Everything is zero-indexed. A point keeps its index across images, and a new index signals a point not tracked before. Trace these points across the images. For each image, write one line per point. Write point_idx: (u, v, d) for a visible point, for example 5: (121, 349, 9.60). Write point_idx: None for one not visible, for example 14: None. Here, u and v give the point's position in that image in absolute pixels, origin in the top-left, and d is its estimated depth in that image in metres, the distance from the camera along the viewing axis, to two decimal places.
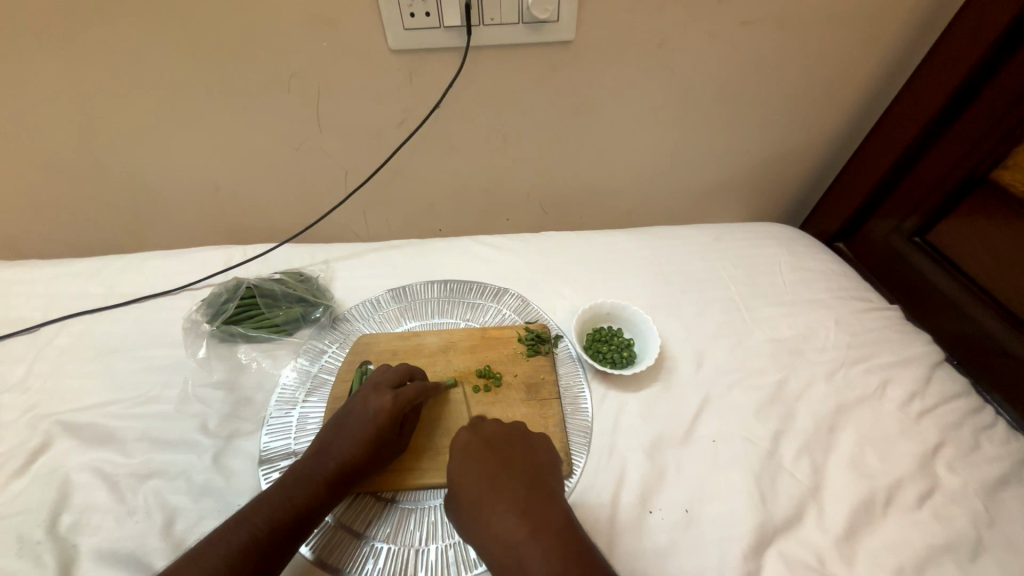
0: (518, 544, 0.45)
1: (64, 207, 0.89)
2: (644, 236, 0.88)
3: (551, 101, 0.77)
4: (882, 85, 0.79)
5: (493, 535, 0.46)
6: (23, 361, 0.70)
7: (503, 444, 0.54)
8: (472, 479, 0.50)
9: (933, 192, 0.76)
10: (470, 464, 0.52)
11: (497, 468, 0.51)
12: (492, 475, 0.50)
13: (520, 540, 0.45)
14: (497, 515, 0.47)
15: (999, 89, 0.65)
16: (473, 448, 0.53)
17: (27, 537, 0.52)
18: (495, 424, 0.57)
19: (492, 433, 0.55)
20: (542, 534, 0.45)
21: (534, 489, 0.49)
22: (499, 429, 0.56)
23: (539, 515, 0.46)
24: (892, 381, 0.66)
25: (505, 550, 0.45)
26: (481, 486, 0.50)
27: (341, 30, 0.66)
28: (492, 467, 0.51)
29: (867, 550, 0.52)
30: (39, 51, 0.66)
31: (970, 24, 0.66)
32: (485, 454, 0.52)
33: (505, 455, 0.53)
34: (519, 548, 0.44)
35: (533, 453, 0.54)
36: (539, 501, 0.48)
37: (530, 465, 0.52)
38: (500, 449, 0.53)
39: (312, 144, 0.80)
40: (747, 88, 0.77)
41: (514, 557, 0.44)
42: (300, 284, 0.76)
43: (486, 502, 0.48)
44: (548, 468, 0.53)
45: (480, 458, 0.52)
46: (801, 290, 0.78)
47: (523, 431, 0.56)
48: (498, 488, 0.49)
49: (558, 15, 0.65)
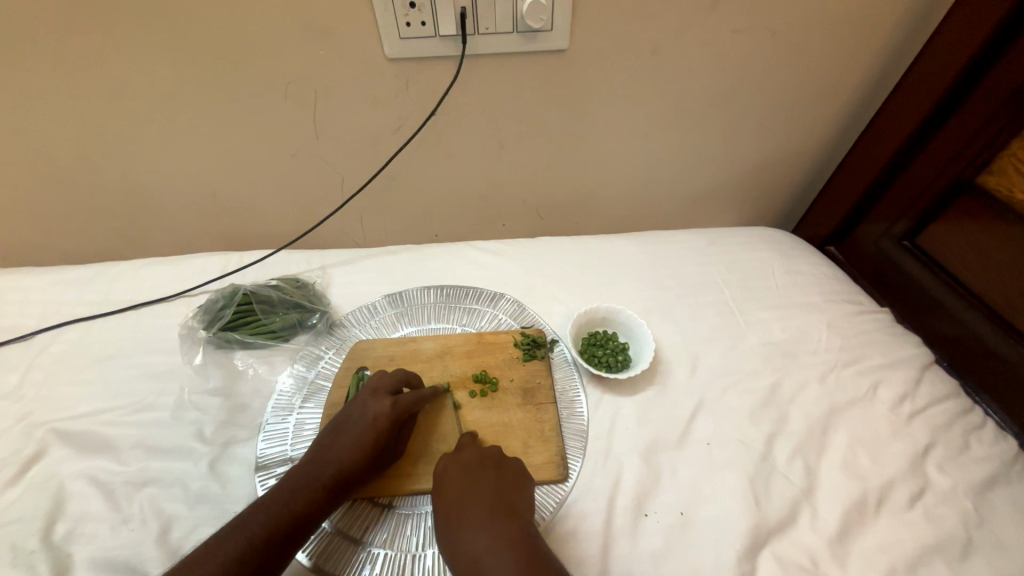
0: (488, 567, 0.44)
1: (60, 214, 0.89)
2: (638, 241, 0.89)
3: (545, 108, 0.78)
4: (870, 92, 0.80)
5: (466, 559, 0.46)
6: (17, 368, 0.70)
7: (482, 468, 0.54)
8: (449, 504, 0.51)
9: (922, 197, 0.77)
10: (447, 488, 0.52)
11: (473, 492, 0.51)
12: (467, 500, 0.50)
13: (490, 564, 0.44)
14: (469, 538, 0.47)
15: (984, 96, 0.67)
16: (451, 474, 0.53)
17: (22, 546, 0.52)
18: (473, 448, 0.56)
19: (469, 457, 0.55)
20: (512, 559, 0.44)
21: (507, 512, 0.49)
22: (474, 454, 0.55)
23: (511, 538, 0.46)
24: (883, 383, 0.67)
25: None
26: (456, 509, 0.50)
27: (339, 39, 0.67)
28: (468, 492, 0.51)
29: (859, 551, 0.53)
30: (37, 59, 0.67)
31: (953, 34, 0.68)
32: (460, 478, 0.52)
33: (481, 478, 0.52)
34: (488, 574, 0.43)
35: (508, 475, 0.53)
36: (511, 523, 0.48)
37: (506, 488, 0.52)
38: (476, 472, 0.53)
39: (309, 151, 0.81)
40: (738, 95, 0.79)
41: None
42: (297, 290, 0.76)
43: (459, 527, 0.48)
44: (519, 491, 0.52)
45: (457, 482, 0.52)
46: (794, 294, 0.79)
47: (495, 454, 0.56)
48: (472, 513, 0.49)
49: (551, 24, 0.66)
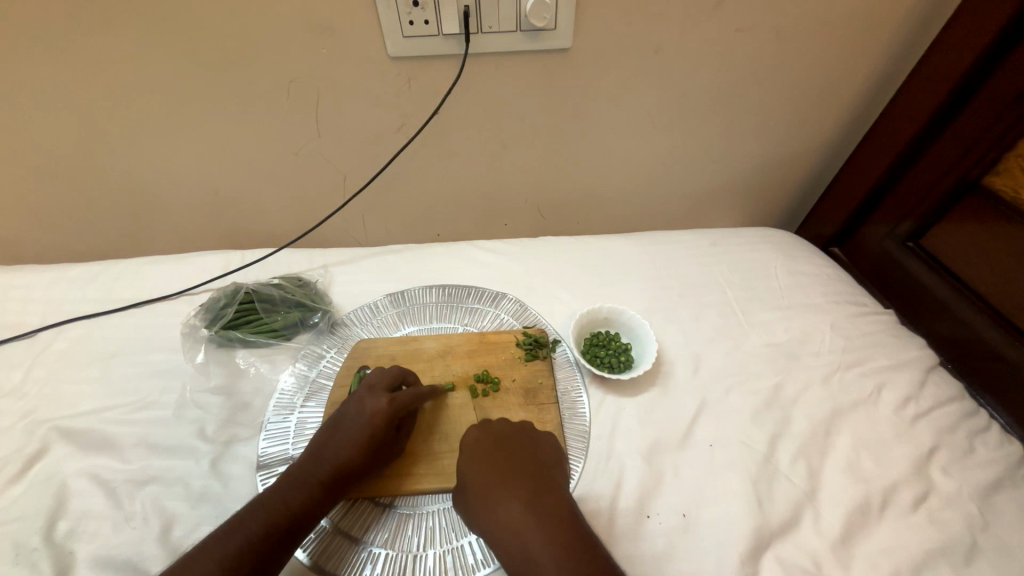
0: (528, 541, 0.45)
1: (62, 211, 0.89)
2: (641, 241, 0.88)
3: (548, 107, 0.78)
4: (875, 92, 0.80)
5: (504, 532, 0.46)
6: (19, 366, 0.70)
7: (513, 441, 0.55)
8: (482, 475, 0.51)
9: (927, 197, 0.77)
10: (479, 461, 0.52)
11: (508, 466, 0.52)
12: (504, 473, 0.51)
13: (532, 538, 0.45)
14: (508, 512, 0.47)
15: (991, 96, 0.67)
16: (483, 446, 0.54)
17: (23, 543, 0.52)
18: (505, 422, 0.57)
19: (502, 429, 0.56)
20: (554, 535, 0.45)
21: (544, 487, 0.50)
22: (506, 427, 0.56)
23: (551, 513, 0.47)
24: (887, 385, 0.67)
25: (515, 547, 0.45)
26: (491, 481, 0.50)
27: (341, 37, 0.66)
28: (504, 466, 0.51)
29: (863, 554, 0.52)
30: (38, 56, 0.66)
31: (959, 33, 0.67)
32: (495, 451, 0.53)
33: (514, 453, 0.53)
34: (529, 548, 0.45)
35: (540, 451, 0.55)
36: (548, 497, 0.49)
37: (540, 464, 0.53)
38: (508, 446, 0.54)
39: (311, 150, 0.81)
40: (742, 95, 0.78)
41: (524, 554, 0.45)
42: (298, 288, 0.76)
43: (496, 500, 0.49)
44: (552, 465, 0.53)
45: (490, 455, 0.53)
46: (797, 295, 0.79)
47: (526, 428, 0.57)
48: (511, 486, 0.49)
49: (555, 22, 0.66)
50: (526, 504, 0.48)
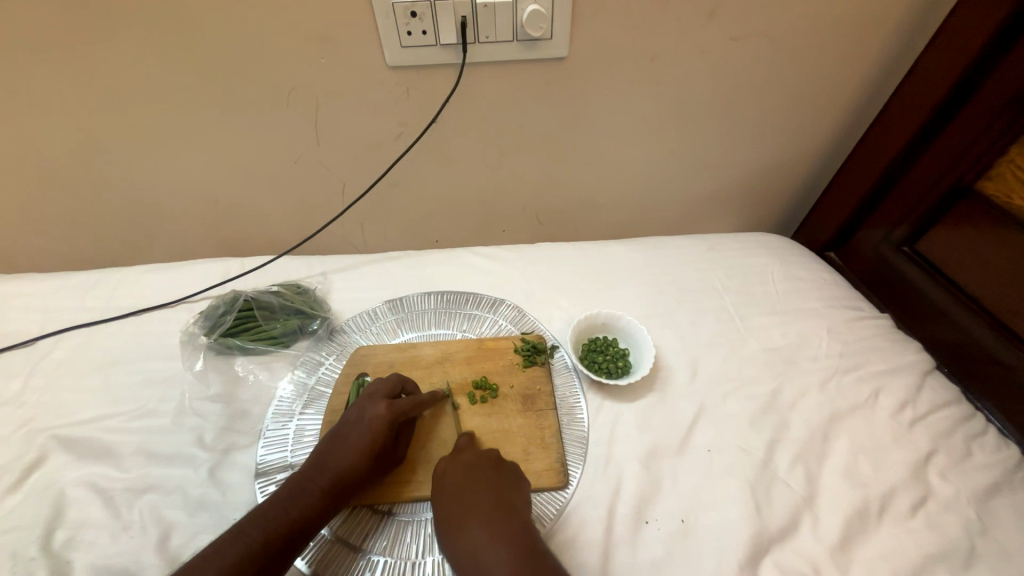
0: (483, 560, 0.45)
1: (62, 219, 0.90)
2: (638, 247, 0.89)
3: (545, 115, 0.78)
4: (868, 99, 0.81)
5: (463, 553, 0.47)
6: (18, 375, 0.70)
7: (480, 469, 0.54)
8: (446, 501, 0.51)
9: (921, 203, 0.78)
10: (444, 488, 0.52)
11: (471, 489, 0.51)
12: (465, 497, 0.51)
13: (485, 557, 0.45)
14: (466, 534, 0.47)
15: (982, 102, 0.67)
16: (448, 474, 0.54)
17: (21, 553, 0.52)
18: (471, 450, 0.57)
19: (469, 457, 0.56)
20: (507, 552, 0.45)
21: (502, 508, 0.49)
22: (474, 454, 0.56)
23: (506, 532, 0.47)
24: (884, 389, 0.67)
25: (472, 566, 0.45)
26: (454, 506, 0.50)
27: (340, 47, 0.67)
28: (466, 490, 0.51)
29: (861, 559, 0.52)
30: (40, 65, 0.67)
31: (950, 40, 0.68)
32: (459, 477, 0.53)
33: (477, 477, 0.53)
34: (484, 567, 0.44)
35: (506, 476, 0.54)
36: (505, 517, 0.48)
37: (502, 488, 0.52)
38: (473, 472, 0.53)
39: (311, 158, 0.81)
40: (737, 102, 0.79)
41: (480, 573, 0.44)
42: (297, 296, 0.77)
43: (456, 524, 0.49)
44: (515, 490, 0.53)
45: (454, 482, 0.53)
46: (793, 299, 0.79)
47: (491, 457, 0.56)
48: (470, 508, 0.49)
49: (551, 32, 0.67)
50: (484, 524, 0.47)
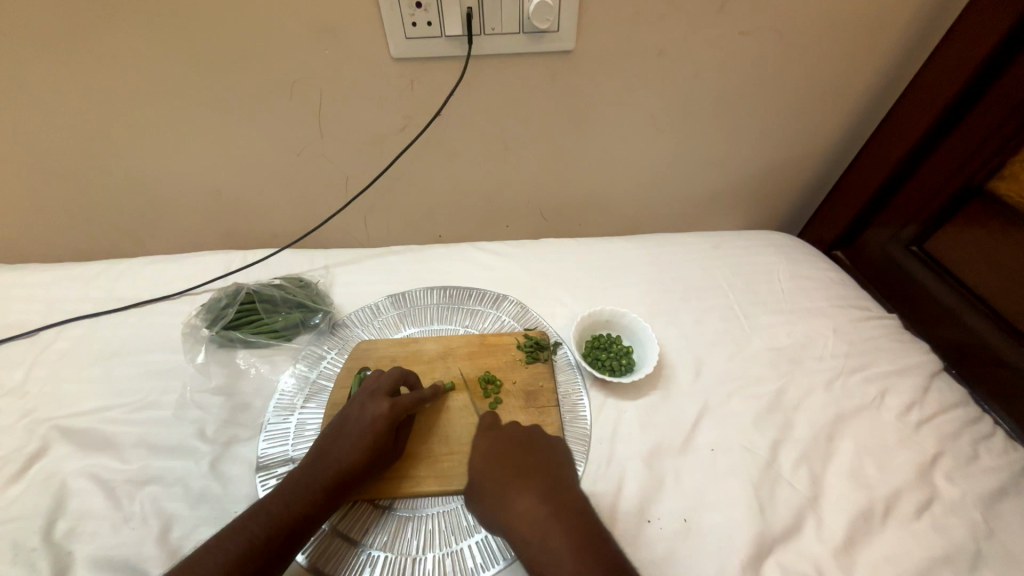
0: (546, 533, 0.48)
1: (63, 210, 0.89)
2: (642, 244, 0.88)
3: (550, 109, 0.77)
4: (880, 94, 0.79)
5: (522, 524, 0.49)
6: (21, 365, 0.70)
7: (526, 443, 0.56)
8: (498, 471, 0.53)
9: (931, 201, 0.76)
10: (496, 460, 0.54)
11: (526, 464, 0.54)
12: (522, 470, 0.53)
13: (550, 533, 0.48)
14: (525, 505, 0.50)
15: (996, 99, 0.66)
16: (497, 446, 0.56)
17: (22, 543, 0.52)
18: (518, 427, 0.59)
19: (514, 434, 0.57)
20: (572, 527, 0.48)
21: (559, 484, 0.52)
22: (520, 432, 0.58)
23: (567, 509, 0.50)
24: (890, 391, 0.66)
25: (530, 539, 0.48)
26: (510, 477, 0.52)
27: (343, 38, 0.67)
28: (522, 463, 0.54)
29: (865, 560, 0.52)
30: (40, 53, 0.66)
31: (966, 36, 0.67)
32: (511, 451, 0.55)
33: (529, 453, 0.55)
34: (547, 538, 0.47)
35: (554, 456, 0.56)
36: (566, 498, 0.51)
37: (553, 465, 0.55)
38: (524, 448, 0.56)
39: (314, 150, 0.81)
40: (746, 97, 0.78)
41: (542, 548, 0.47)
42: (300, 289, 0.76)
43: (514, 495, 0.51)
44: (563, 468, 0.55)
45: (505, 458, 0.55)
46: (799, 298, 0.79)
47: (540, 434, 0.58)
48: (530, 482, 0.52)
49: (558, 25, 0.65)
50: (543, 500, 0.50)
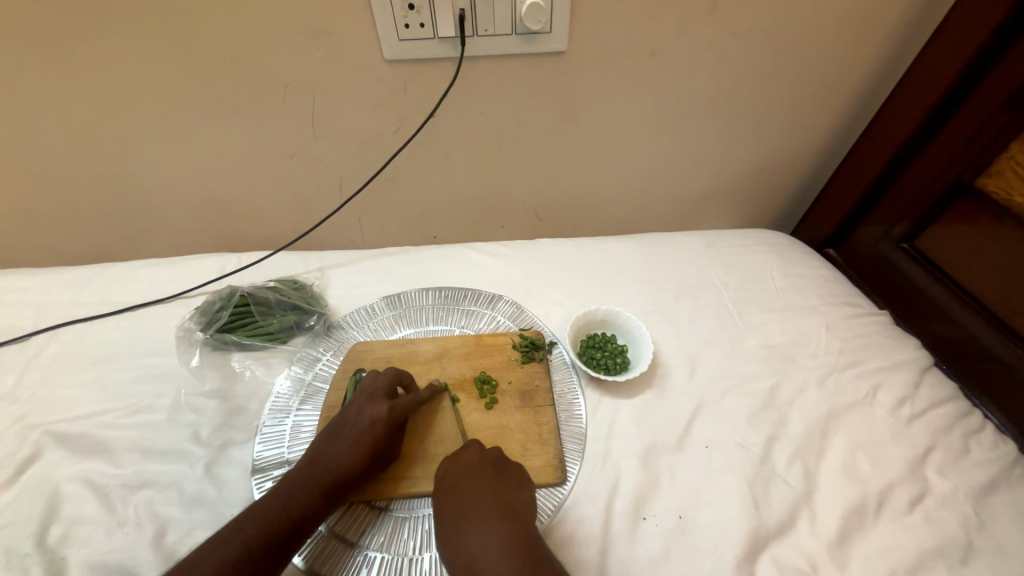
0: (478, 563, 0.44)
1: (56, 214, 0.89)
2: (636, 244, 0.89)
3: (544, 109, 0.78)
4: (869, 94, 0.80)
5: (464, 552, 0.46)
6: (13, 370, 0.69)
7: (480, 466, 0.54)
8: (446, 496, 0.51)
9: (921, 199, 0.77)
10: (446, 486, 0.52)
11: (472, 487, 0.51)
12: (467, 492, 0.51)
13: (482, 562, 0.44)
14: (468, 532, 0.47)
15: (983, 97, 0.67)
16: (449, 472, 0.54)
17: (15, 549, 0.52)
18: (473, 447, 0.56)
19: (469, 456, 0.55)
20: (504, 554, 0.44)
21: (500, 509, 0.49)
22: (475, 452, 0.55)
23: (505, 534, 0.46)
24: (882, 386, 0.67)
25: (466, 571, 0.45)
26: (454, 501, 0.50)
27: (336, 39, 0.67)
28: (471, 487, 0.51)
29: (859, 554, 0.52)
30: (30, 56, 0.66)
31: (953, 35, 0.68)
32: (460, 476, 0.53)
33: (482, 476, 0.52)
34: (478, 568, 0.44)
35: (508, 478, 0.53)
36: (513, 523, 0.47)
37: (503, 489, 0.51)
38: (476, 470, 0.53)
39: (308, 152, 0.81)
40: (737, 97, 0.79)
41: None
42: (295, 292, 0.76)
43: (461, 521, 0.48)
44: (518, 492, 0.52)
45: (457, 482, 0.52)
46: (792, 296, 0.79)
47: (494, 455, 0.55)
48: (472, 505, 0.49)
49: (550, 26, 0.66)
50: (484, 525, 0.47)
